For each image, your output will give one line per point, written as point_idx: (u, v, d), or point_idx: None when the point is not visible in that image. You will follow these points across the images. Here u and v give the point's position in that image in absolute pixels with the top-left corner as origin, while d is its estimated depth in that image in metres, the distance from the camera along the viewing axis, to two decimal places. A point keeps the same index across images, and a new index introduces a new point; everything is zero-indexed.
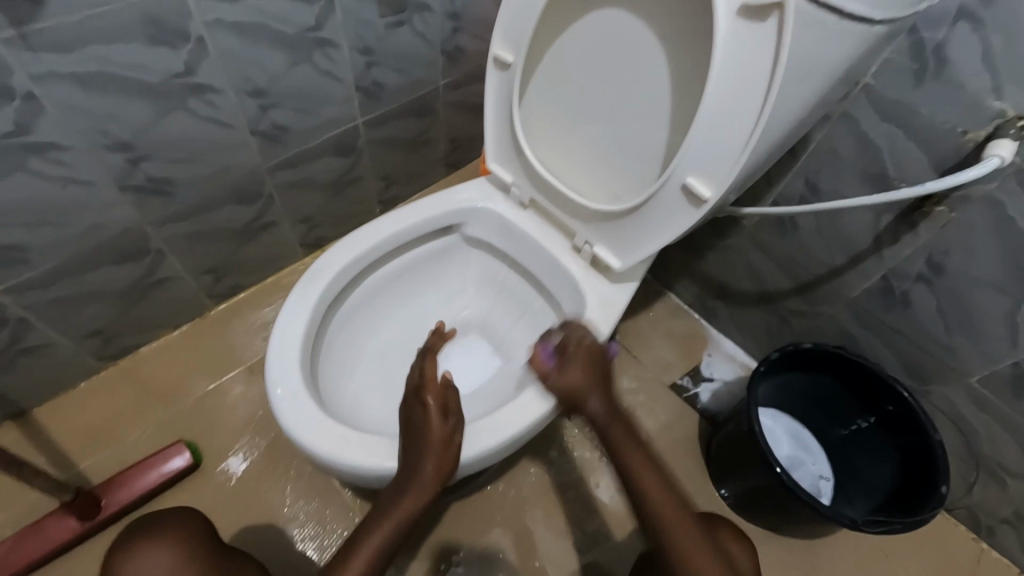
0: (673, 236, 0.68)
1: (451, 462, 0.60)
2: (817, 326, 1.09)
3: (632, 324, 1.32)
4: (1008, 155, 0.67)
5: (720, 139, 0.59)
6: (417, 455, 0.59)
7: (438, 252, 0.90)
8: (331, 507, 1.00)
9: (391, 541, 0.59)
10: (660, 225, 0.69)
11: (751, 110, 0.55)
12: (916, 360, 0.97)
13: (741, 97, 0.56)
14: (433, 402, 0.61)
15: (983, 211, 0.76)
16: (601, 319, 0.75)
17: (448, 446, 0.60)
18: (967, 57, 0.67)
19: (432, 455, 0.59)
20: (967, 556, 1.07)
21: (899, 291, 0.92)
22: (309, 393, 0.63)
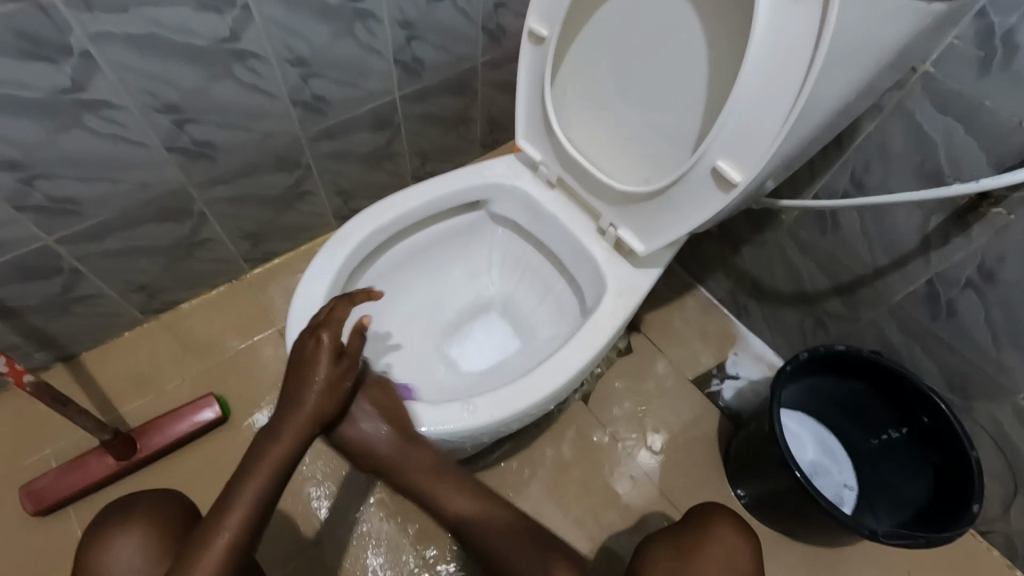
0: (699, 221, 0.66)
1: (337, 393, 0.61)
2: (854, 330, 1.04)
3: (659, 316, 1.29)
4: None
5: (754, 121, 0.56)
6: (303, 386, 0.60)
7: (464, 227, 0.91)
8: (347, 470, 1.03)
9: (266, 495, 0.55)
10: (686, 210, 0.67)
11: (790, 90, 0.53)
12: (959, 372, 0.91)
13: (779, 76, 0.53)
14: (328, 340, 0.60)
15: None
16: (619, 303, 0.74)
17: (337, 386, 0.61)
18: None
19: (316, 393, 0.60)
20: None
21: (946, 297, 0.87)
22: None
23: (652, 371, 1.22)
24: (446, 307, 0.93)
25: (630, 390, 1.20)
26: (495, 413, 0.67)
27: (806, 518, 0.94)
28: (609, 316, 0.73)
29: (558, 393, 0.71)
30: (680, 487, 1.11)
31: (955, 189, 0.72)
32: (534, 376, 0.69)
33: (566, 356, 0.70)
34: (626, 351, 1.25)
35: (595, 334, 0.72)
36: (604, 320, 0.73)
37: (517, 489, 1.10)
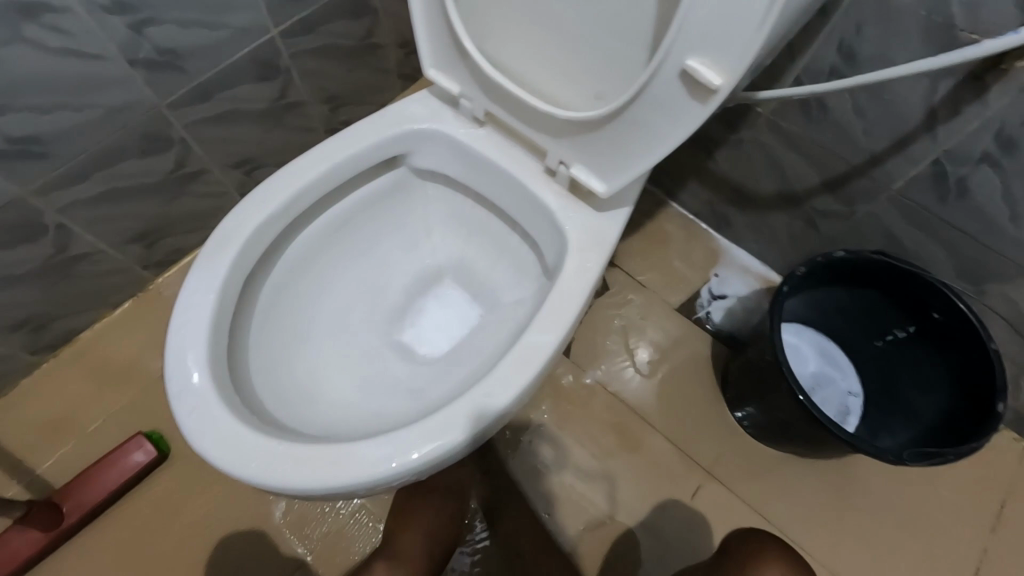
0: (671, 146, 0.51)
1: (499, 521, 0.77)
2: (849, 227, 0.93)
3: (634, 242, 1.17)
4: None
5: None
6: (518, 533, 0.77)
7: (386, 191, 0.73)
8: None
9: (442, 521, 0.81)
10: (653, 132, 0.51)
11: None
12: (968, 257, 0.82)
13: None
14: None
15: None
16: (586, 261, 0.60)
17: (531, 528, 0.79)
18: None
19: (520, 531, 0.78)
20: (1009, 457, 1.00)
21: (955, 176, 0.75)
22: (224, 401, 0.50)
23: (635, 306, 1.11)
24: (388, 287, 0.76)
25: (615, 331, 1.09)
26: (457, 429, 0.52)
27: (815, 441, 0.88)
28: (577, 280, 0.59)
29: (534, 383, 0.56)
30: (682, 425, 1.03)
31: (974, 48, 0.58)
32: (498, 373, 0.54)
33: (535, 337, 0.56)
34: (603, 290, 1.13)
35: (563, 304, 0.57)
36: (572, 286, 0.58)
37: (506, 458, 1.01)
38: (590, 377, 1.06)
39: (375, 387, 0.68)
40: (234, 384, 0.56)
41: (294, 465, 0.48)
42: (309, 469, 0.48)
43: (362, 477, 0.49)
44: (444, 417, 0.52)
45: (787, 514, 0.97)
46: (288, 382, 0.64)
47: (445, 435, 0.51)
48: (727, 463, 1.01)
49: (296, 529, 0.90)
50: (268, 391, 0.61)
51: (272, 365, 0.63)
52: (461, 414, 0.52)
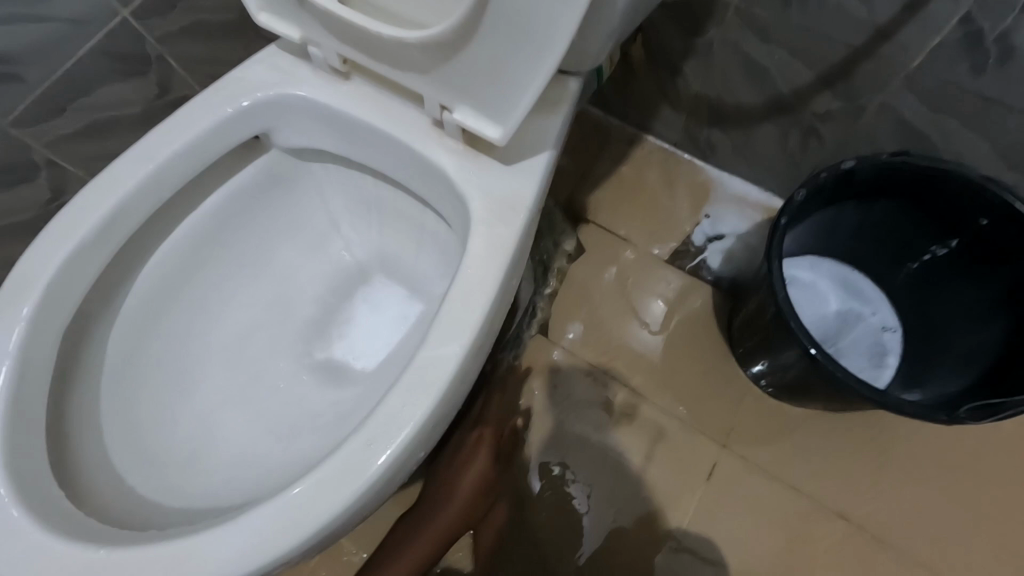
0: (567, 37, 0.36)
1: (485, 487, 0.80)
2: (860, 128, 0.75)
3: (608, 191, 1.00)
4: None
5: None
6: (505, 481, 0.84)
7: (261, 184, 0.59)
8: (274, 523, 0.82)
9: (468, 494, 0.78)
10: (539, 25, 0.36)
11: None
12: (1018, 142, 0.64)
13: None
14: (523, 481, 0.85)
15: None
16: (498, 235, 0.45)
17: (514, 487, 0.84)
18: None
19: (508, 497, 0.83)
20: None
21: (992, 34, 0.56)
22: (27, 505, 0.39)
23: (616, 265, 0.95)
24: (298, 299, 0.62)
25: (598, 297, 0.94)
26: (337, 493, 0.39)
27: (847, 399, 0.72)
28: (487, 263, 0.44)
29: (444, 410, 0.43)
30: (688, 395, 0.88)
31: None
32: (385, 410, 0.41)
33: (430, 353, 0.42)
34: (578, 253, 0.96)
35: (465, 304, 0.43)
36: (478, 275, 0.44)
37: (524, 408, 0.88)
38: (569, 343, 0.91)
39: (287, 426, 0.55)
40: (61, 475, 0.45)
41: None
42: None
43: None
44: (320, 479, 0.40)
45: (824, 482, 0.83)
46: (165, 446, 0.51)
47: (320, 506, 0.39)
48: (745, 431, 0.86)
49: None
50: (135, 461, 0.49)
51: (142, 424, 0.51)
52: (341, 471, 0.40)
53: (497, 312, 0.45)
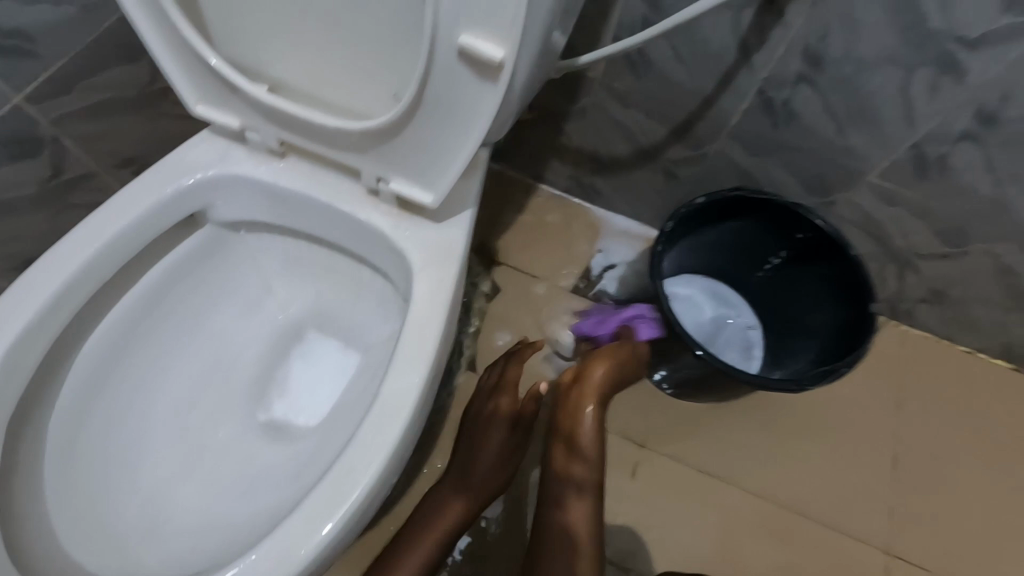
0: (480, 131, 0.45)
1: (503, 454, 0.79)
2: (706, 170, 0.94)
3: (513, 235, 1.13)
4: None
5: None
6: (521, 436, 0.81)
7: (192, 260, 0.62)
8: None
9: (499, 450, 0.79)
10: (459, 121, 0.45)
11: None
12: (813, 175, 0.85)
13: None
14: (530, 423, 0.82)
15: None
16: (437, 279, 0.53)
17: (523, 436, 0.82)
18: None
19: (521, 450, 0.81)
20: (893, 341, 1.07)
21: (780, 101, 0.77)
22: None
23: (525, 300, 1.08)
24: (236, 365, 0.64)
25: (518, 329, 1.05)
26: (311, 535, 0.44)
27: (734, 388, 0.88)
28: (430, 305, 0.51)
29: (406, 441, 0.49)
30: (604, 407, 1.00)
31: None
32: (350, 452, 0.47)
33: (389, 394, 0.48)
34: (495, 292, 1.08)
35: (418, 342, 0.50)
36: (425, 314, 0.51)
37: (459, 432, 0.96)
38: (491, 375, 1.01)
39: (242, 487, 0.58)
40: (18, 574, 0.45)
41: None
42: None
43: None
44: (293, 524, 0.44)
45: (725, 463, 0.98)
46: (117, 530, 0.53)
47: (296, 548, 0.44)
48: (658, 430, 0.99)
49: None
50: (90, 548, 0.51)
51: (94, 511, 0.52)
52: (314, 514, 0.45)
53: (444, 345, 0.53)
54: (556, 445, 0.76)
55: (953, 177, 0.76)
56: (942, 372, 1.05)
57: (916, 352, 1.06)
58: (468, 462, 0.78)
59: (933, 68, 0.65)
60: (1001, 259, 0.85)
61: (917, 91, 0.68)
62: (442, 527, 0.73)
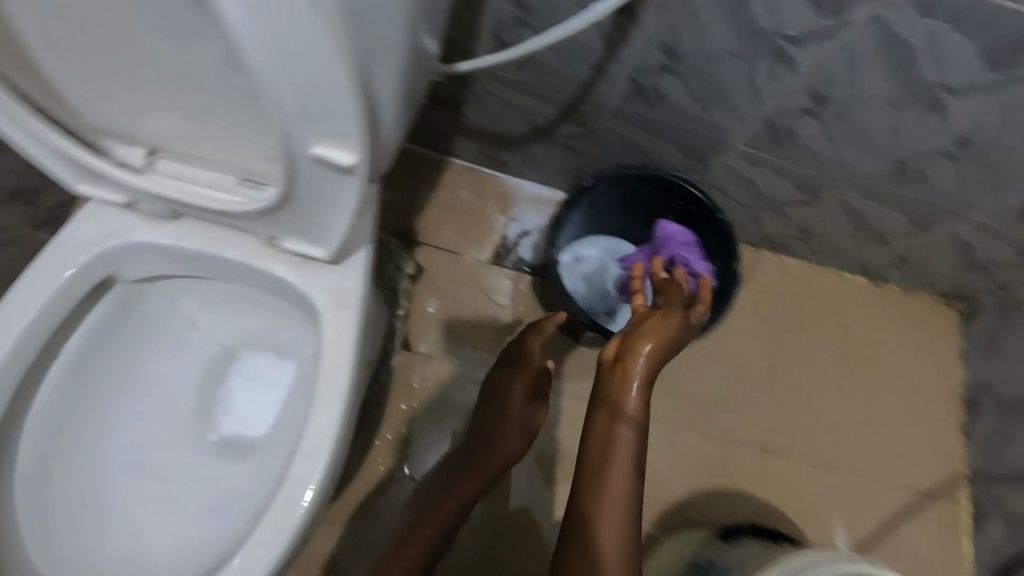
0: (349, 211, 0.53)
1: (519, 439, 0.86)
2: (598, 143, 1.00)
3: (430, 212, 1.18)
4: None
5: (312, 96, 0.42)
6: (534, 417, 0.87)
7: (112, 318, 0.66)
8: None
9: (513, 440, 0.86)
10: (329, 204, 0.52)
11: (319, 50, 0.39)
12: (689, 145, 0.93)
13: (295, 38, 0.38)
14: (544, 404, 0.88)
15: None
16: (342, 320, 0.60)
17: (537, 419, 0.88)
18: None
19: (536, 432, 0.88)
20: (773, 270, 1.23)
21: (649, 85, 0.83)
22: None
23: (449, 275, 1.16)
24: (178, 399, 0.71)
25: (445, 304, 1.14)
26: (271, 549, 0.54)
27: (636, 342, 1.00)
28: (338, 344, 0.59)
29: (337, 460, 0.58)
30: None
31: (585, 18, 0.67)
32: (291, 479, 0.56)
33: (315, 427, 0.57)
34: (419, 272, 1.15)
35: (332, 379, 0.58)
36: (334, 353, 0.59)
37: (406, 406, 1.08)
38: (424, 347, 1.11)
39: (209, 505, 0.67)
40: None
41: None
42: None
43: None
44: (254, 543, 0.54)
45: None
46: (105, 563, 0.61)
47: (259, 561, 0.53)
48: None
49: None
50: None
51: (80, 553, 0.61)
52: (270, 532, 0.54)
53: (358, 373, 0.61)
54: (598, 440, 0.69)
55: (802, 144, 0.86)
56: (813, 294, 1.23)
57: (792, 277, 1.23)
58: (491, 440, 0.86)
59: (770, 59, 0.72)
60: (849, 203, 0.98)
61: (762, 76, 0.76)
62: (446, 510, 0.84)
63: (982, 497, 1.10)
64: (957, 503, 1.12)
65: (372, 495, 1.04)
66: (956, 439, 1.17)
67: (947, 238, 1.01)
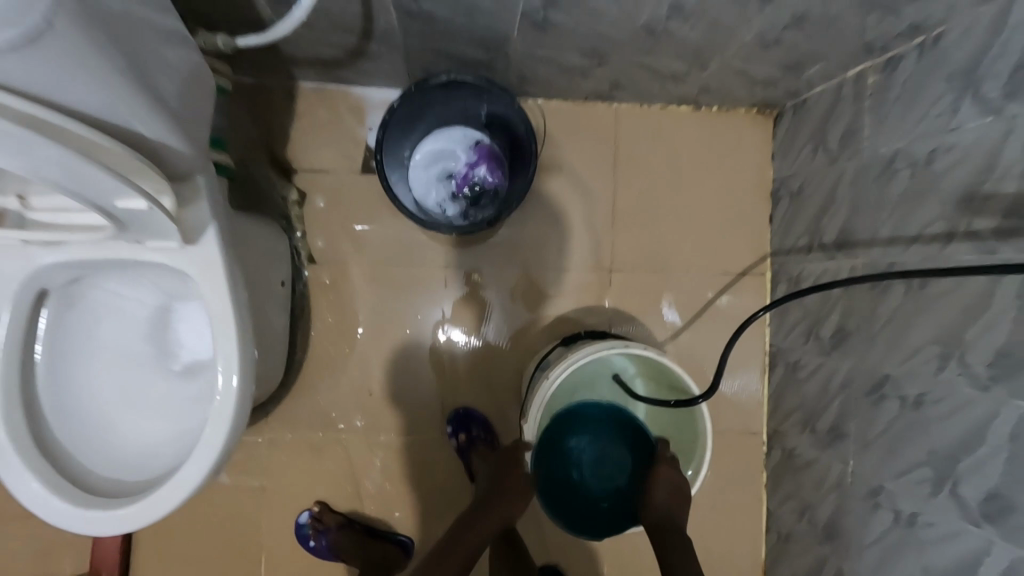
0: (170, 224, 0.79)
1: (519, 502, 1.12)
2: (405, 52, 1.13)
3: (296, 137, 1.33)
4: None
5: (95, 182, 0.66)
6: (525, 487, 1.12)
7: (64, 310, 0.93)
8: (256, 468, 1.33)
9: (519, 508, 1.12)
10: (155, 223, 0.78)
11: (76, 160, 0.62)
12: (480, 38, 1.06)
13: (57, 162, 0.62)
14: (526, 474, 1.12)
15: None
16: (213, 280, 0.85)
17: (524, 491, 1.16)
18: None
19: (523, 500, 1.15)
20: (605, 117, 1.42)
21: (412, 5, 0.95)
22: (95, 507, 0.84)
23: (331, 190, 1.35)
24: (138, 347, 1.00)
25: (334, 217, 1.36)
26: (223, 423, 0.86)
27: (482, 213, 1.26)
28: (218, 297, 0.86)
29: (246, 366, 0.89)
30: (418, 251, 1.39)
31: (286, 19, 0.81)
32: (222, 372, 0.87)
33: (223, 350, 0.86)
34: (303, 197, 1.34)
35: (222, 319, 0.86)
36: (218, 303, 0.86)
37: (331, 305, 1.37)
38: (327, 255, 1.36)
39: (187, 407, 0.99)
40: (98, 490, 0.88)
41: (155, 505, 0.84)
42: (165, 499, 0.84)
43: (196, 480, 0.85)
44: (211, 423, 0.86)
45: (507, 255, 1.41)
46: (134, 453, 0.95)
47: (223, 421, 0.86)
48: (456, 252, 1.40)
49: (244, 482, 1.33)
50: (125, 467, 0.93)
51: (114, 453, 0.94)
52: (218, 415, 0.86)
53: (241, 311, 0.88)
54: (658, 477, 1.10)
55: (558, 25, 1.00)
56: (645, 130, 1.44)
57: (624, 118, 1.43)
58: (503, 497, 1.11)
59: None
60: (631, 56, 1.13)
61: None
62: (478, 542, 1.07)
63: (778, 267, 1.43)
64: (763, 274, 1.46)
65: (323, 376, 1.36)
66: (764, 224, 1.46)
67: (721, 68, 1.17)
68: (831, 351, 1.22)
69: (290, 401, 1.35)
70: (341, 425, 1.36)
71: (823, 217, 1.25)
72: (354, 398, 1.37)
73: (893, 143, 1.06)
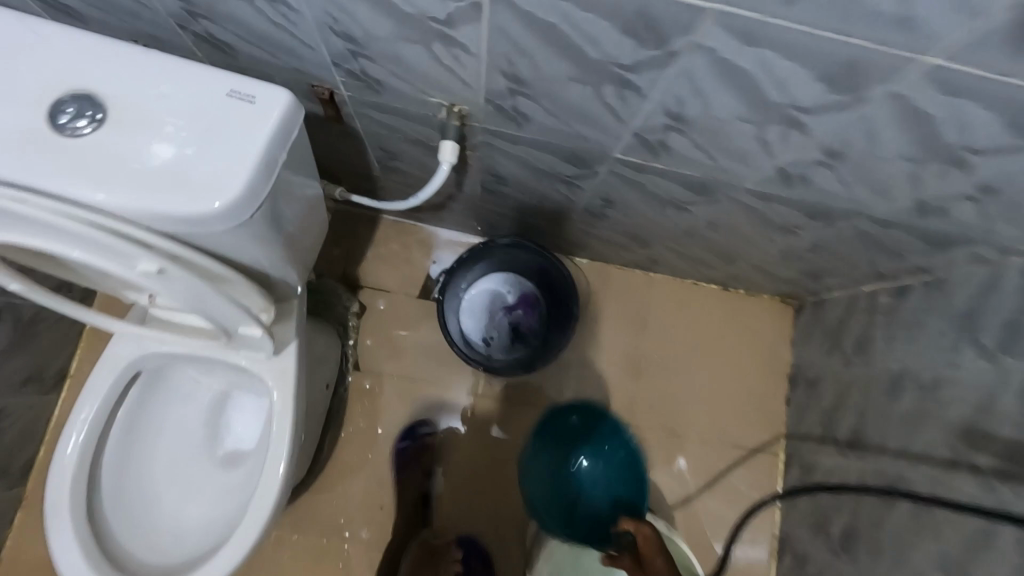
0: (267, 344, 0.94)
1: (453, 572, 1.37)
2: (478, 211, 1.34)
3: (370, 257, 1.53)
4: (450, 158, 0.85)
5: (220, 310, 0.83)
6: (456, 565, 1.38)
7: (144, 389, 1.04)
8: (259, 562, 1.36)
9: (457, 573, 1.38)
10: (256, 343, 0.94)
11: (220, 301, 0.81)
12: (544, 214, 1.27)
13: (205, 299, 0.79)
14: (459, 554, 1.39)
15: (492, 150, 0.96)
16: (282, 389, 0.97)
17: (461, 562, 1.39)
18: (390, 79, 0.79)
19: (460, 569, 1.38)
20: (642, 283, 1.58)
21: (495, 187, 1.16)
22: None
23: (389, 307, 1.52)
24: (193, 429, 1.10)
25: (386, 331, 1.51)
26: (256, 523, 0.94)
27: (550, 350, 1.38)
28: (283, 405, 0.97)
29: (289, 472, 0.97)
30: (453, 376, 1.50)
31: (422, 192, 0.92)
32: (266, 476, 0.95)
33: (274, 454, 0.96)
34: (363, 310, 1.51)
35: (281, 426, 0.97)
36: (282, 411, 0.97)
37: (364, 412, 1.46)
38: (371, 365, 1.49)
39: (221, 495, 1.06)
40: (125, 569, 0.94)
41: None
42: None
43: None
44: (246, 523, 0.93)
45: (534, 393, 1.50)
46: (162, 536, 1.01)
47: (257, 522, 0.94)
48: (488, 382, 1.50)
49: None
50: (151, 548, 0.99)
51: (145, 531, 1.00)
52: (253, 516, 0.93)
53: (298, 421, 0.99)
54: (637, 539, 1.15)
55: (612, 218, 1.19)
56: (677, 300, 1.58)
57: (658, 287, 1.58)
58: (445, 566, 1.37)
59: (560, 182, 1.05)
60: (670, 246, 1.31)
61: (564, 189, 1.09)
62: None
63: (792, 450, 1.47)
64: (777, 454, 1.50)
65: (340, 481, 1.42)
66: (781, 405, 1.53)
67: (748, 265, 1.33)
68: (839, 551, 1.22)
69: (305, 500, 1.40)
70: (347, 532, 1.39)
71: (837, 413, 1.33)
72: (366, 508, 1.41)
73: (902, 362, 1.16)
